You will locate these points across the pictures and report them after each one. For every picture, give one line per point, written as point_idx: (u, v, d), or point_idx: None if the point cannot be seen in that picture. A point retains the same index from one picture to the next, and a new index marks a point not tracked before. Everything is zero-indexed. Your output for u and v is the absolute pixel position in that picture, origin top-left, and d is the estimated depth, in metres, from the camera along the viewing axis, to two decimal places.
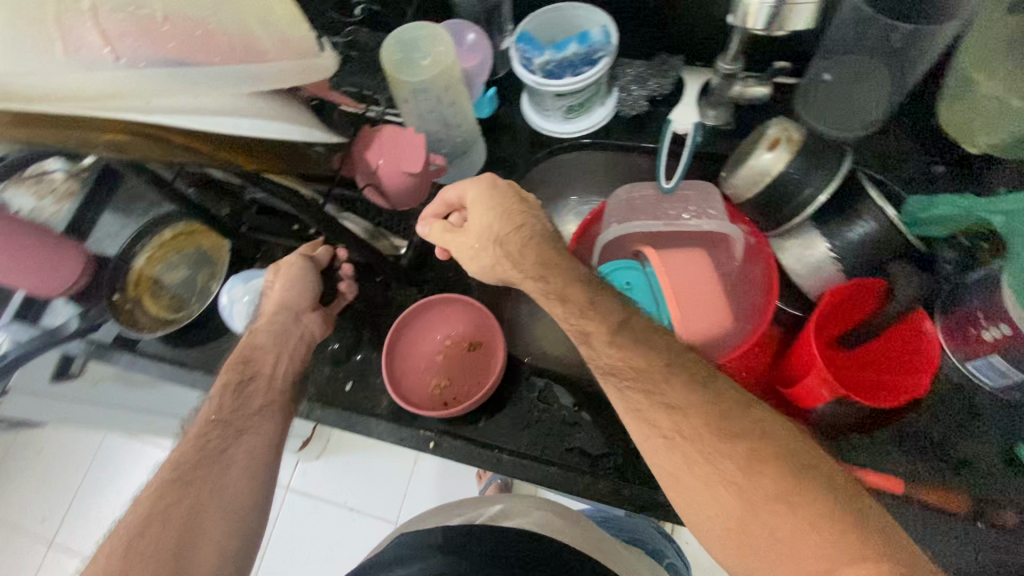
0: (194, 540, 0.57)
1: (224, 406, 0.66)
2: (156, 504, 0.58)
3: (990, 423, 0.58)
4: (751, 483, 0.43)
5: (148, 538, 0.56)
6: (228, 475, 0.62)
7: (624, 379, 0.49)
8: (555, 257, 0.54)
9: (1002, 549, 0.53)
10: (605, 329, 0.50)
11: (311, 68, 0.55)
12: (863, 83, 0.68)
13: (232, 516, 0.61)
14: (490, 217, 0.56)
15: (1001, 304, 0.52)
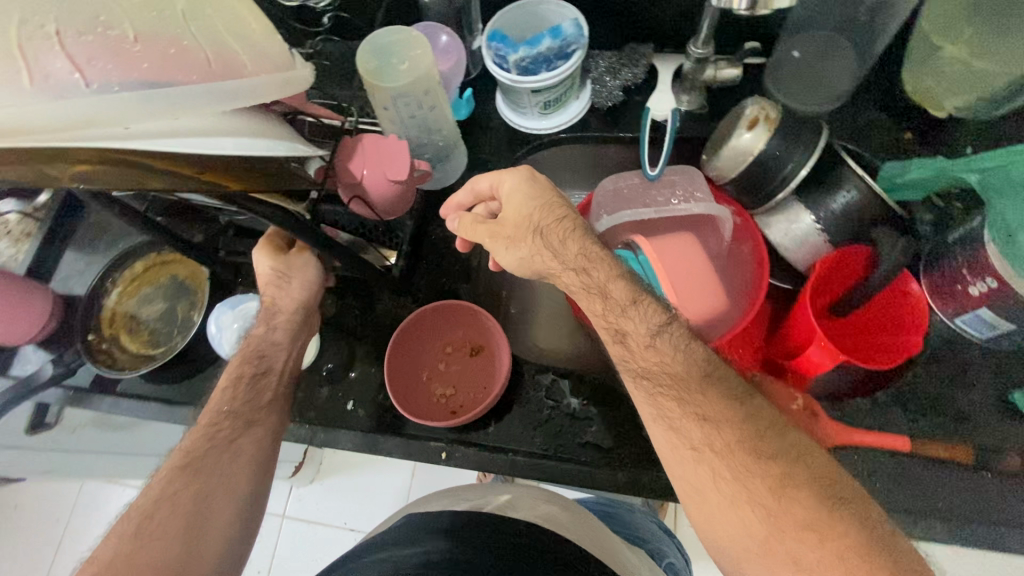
0: (204, 528, 0.54)
1: (237, 397, 0.61)
2: (164, 488, 0.54)
3: (982, 371, 0.62)
4: (784, 512, 0.43)
5: (156, 524, 0.52)
6: (239, 463, 0.59)
7: (661, 383, 0.50)
8: (591, 241, 0.54)
9: (1008, 490, 0.57)
10: (645, 332, 0.51)
11: (296, 80, 0.48)
12: (830, 59, 0.70)
13: (240, 509, 0.57)
14: (529, 208, 0.55)
15: (986, 259, 0.56)
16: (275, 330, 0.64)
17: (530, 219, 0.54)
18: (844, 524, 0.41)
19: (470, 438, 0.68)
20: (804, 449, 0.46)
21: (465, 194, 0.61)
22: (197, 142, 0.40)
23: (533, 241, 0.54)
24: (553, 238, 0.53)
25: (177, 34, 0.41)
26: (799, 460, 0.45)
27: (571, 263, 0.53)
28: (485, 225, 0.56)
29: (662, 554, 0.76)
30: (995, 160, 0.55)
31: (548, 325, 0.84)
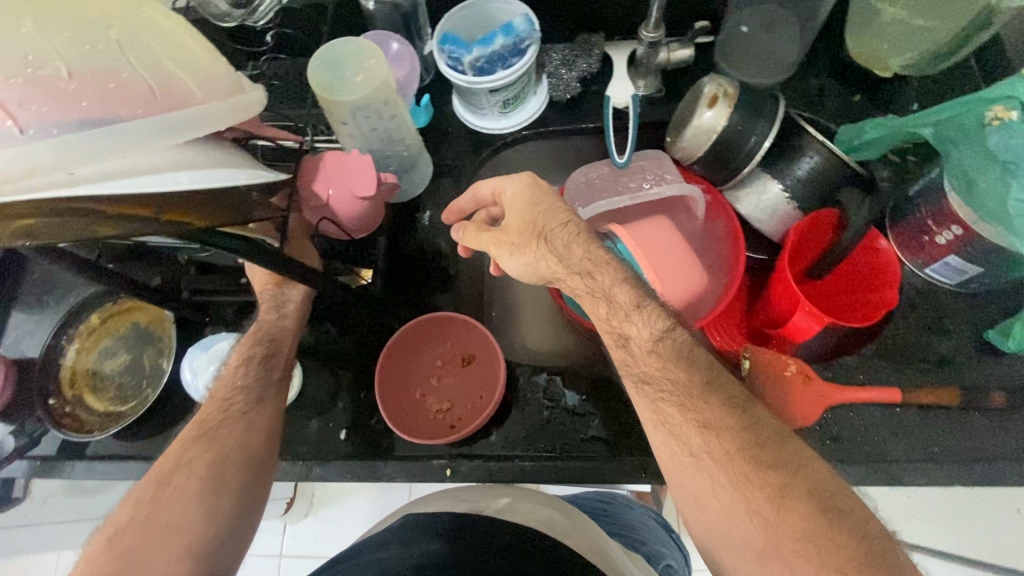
0: (217, 494, 0.53)
1: (248, 376, 0.59)
2: (181, 454, 0.54)
3: (957, 316, 0.64)
4: (782, 521, 0.42)
5: (171, 489, 0.52)
6: (252, 435, 0.57)
7: (659, 387, 0.49)
8: (571, 238, 0.52)
9: (992, 425, 0.59)
10: (646, 337, 0.50)
11: (243, 104, 0.44)
12: (774, 31, 0.73)
13: (254, 478, 0.56)
14: (532, 214, 0.54)
15: (949, 209, 0.57)
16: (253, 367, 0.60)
17: (536, 225, 0.54)
18: (841, 535, 0.41)
19: (472, 450, 0.66)
20: (806, 461, 0.45)
21: (469, 200, 0.63)
22: (151, 180, 0.37)
23: (539, 246, 0.53)
24: (560, 243, 0.52)
25: (116, 65, 0.38)
26: (799, 471, 0.44)
27: (577, 267, 0.52)
28: (490, 233, 0.57)
29: (660, 556, 0.74)
30: (938, 114, 0.56)
31: (534, 324, 0.84)
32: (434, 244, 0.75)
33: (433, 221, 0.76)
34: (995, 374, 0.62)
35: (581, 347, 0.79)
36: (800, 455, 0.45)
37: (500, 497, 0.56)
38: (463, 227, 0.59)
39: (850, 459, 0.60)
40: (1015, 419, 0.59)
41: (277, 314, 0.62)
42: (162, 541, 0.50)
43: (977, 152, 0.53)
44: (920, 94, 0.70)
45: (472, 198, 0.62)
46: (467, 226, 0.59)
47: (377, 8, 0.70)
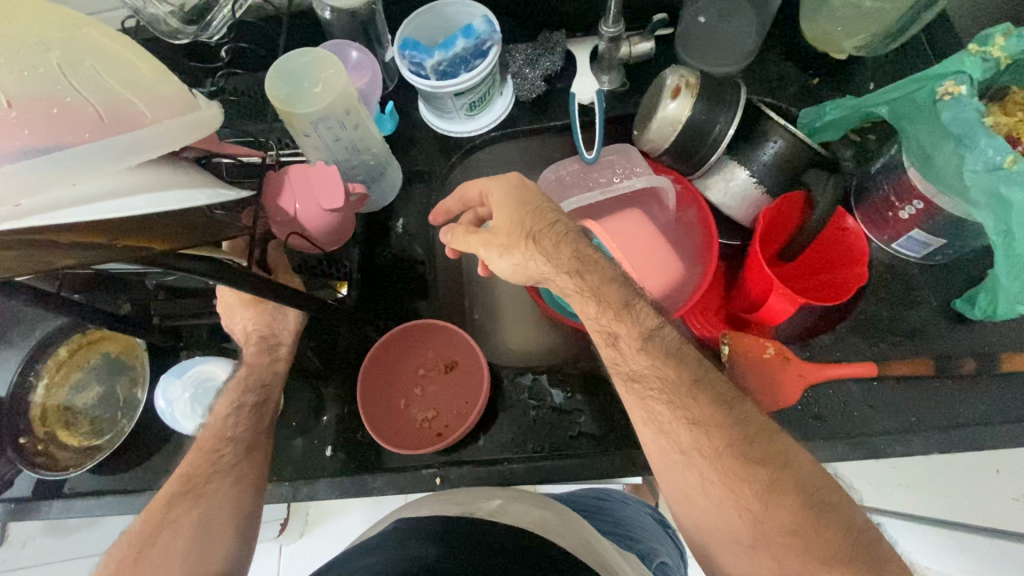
0: (203, 557, 0.51)
1: (240, 425, 0.57)
2: (165, 513, 0.53)
3: (926, 289, 0.66)
4: (770, 515, 0.43)
5: (156, 550, 0.51)
6: (241, 491, 0.55)
7: (648, 386, 0.49)
8: (545, 236, 0.52)
9: (966, 393, 0.61)
10: (634, 335, 0.49)
11: (200, 122, 0.43)
12: (730, 20, 0.74)
13: (240, 540, 0.54)
14: (520, 215, 0.54)
15: (909, 184, 0.59)
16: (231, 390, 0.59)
17: (523, 224, 0.53)
18: (826, 529, 0.42)
19: (461, 457, 0.66)
20: (791, 456, 0.45)
21: (455, 201, 0.62)
22: (107, 205, 0.36)
23: (526, 246, 0.52)
24: (547, 242, 0.52)
25: (58, 89, 0.37)
26: (784, 468, 0.44)
27: (564, 266, 0.51)
28: (479, 234, 0.56)
29: (654, 553, 0.73)
30: (897, 90, 0.57)
31: (516, 324, 0.83)
32: (409, 252, 0.74)
33: (406, 228, 0.75)
34: (966, 344, 0.63)
35: (565, 345, 0.79)
36: (785, 447, 0.46)
37: (491, 499, 0.55)
38: (452, 230, 0.59)
39: (831, 436, 0.61)
40: (986, 382, 0.61)
41: (270, 358, 0.59)
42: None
43: (933, 127, 0.53)
44: (875, 74, 0.72)
45: (460, 200, 0.62)
46: (456, 228, 0.59)
47: (333, 17, 0.69)
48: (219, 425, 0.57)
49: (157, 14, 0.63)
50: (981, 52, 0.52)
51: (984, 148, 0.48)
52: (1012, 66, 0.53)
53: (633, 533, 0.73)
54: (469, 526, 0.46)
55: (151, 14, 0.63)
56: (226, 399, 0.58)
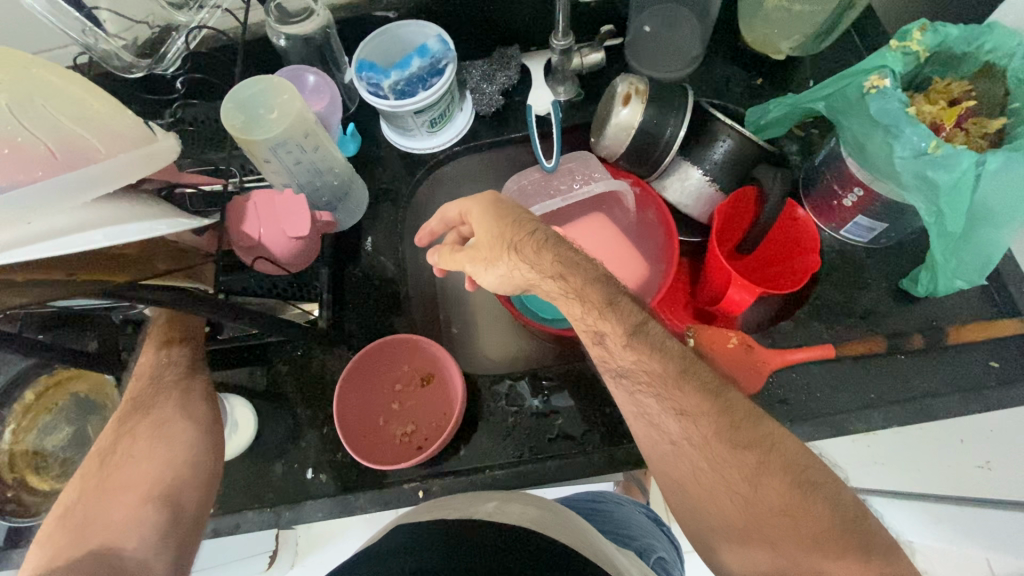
0: (169, 451, 0.55)
1: (176, 362, 0.59)
2: (122, 425, 0.55)
3: (875, 272, 0.69)
4: (759, 498, 0.45)
5: (120, 455, 0.54)
6: (192, 399, 0.58)
7: (637, 380, 0.51)
8: (510, 241, 0.54)
9: (921, 368, 0.64)
10: (620, 334, 0.50)
11: (155, 155, 0.43)
12: (676, 27, 0.78)
13: (203, 431, 0.57)
14: (500, 228, 0.55)
15: (850, 172, 0.62)
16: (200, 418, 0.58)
17: (501, 237, 0.55)
18: (815, 507, 0.43)
19: (443, 468, 0.67)
20: (778, 439, 0.47)
21: (436, 221, 0.64)
22: (64, 241, 0.36)
23: (509, 256, 0.54)
24: (527, 251, 0.53)
25: (9, 130, 0.38)
26: (773, 449, 0.46)
27: (548, 272, 0.53)
28: (463, 252, 0.59)
29: (651, 550, 0.75)
30: (832, 87, 0.61)
31: (491, 333, 0.85)
32: (380, 268, 0.75)
33: (375, 246, 0.75)
34: (918, 320, 0.66)
35: (543, 351, 0.81)
36: (772, 432, 0.47)
37: (488, 500, 0.54)
38: (439, 250, 0.63)
39: (800, 417, 0.64)
40: (932, 353, 0.64)
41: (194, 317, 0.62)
42: (120, 496, 0.52)
43: (864, 119, 0.57)
44: (814, 73, 0.76)
45: (441, 220, 0.64)
46: (442, 250, 0.62)
47: (288, 44, 0.71)
48: (150, 361, 0.58)
49: (109, 49, 0.64)
50: (902, 47, 0.57)
51: (910, 135, 0.52)
52: (931, 57, 0.58)
53: (630, 532, 0.75)
54: (450, 532, 0.47)
55: (103, 49, 0.64)
56: (188, 413, 0.57)
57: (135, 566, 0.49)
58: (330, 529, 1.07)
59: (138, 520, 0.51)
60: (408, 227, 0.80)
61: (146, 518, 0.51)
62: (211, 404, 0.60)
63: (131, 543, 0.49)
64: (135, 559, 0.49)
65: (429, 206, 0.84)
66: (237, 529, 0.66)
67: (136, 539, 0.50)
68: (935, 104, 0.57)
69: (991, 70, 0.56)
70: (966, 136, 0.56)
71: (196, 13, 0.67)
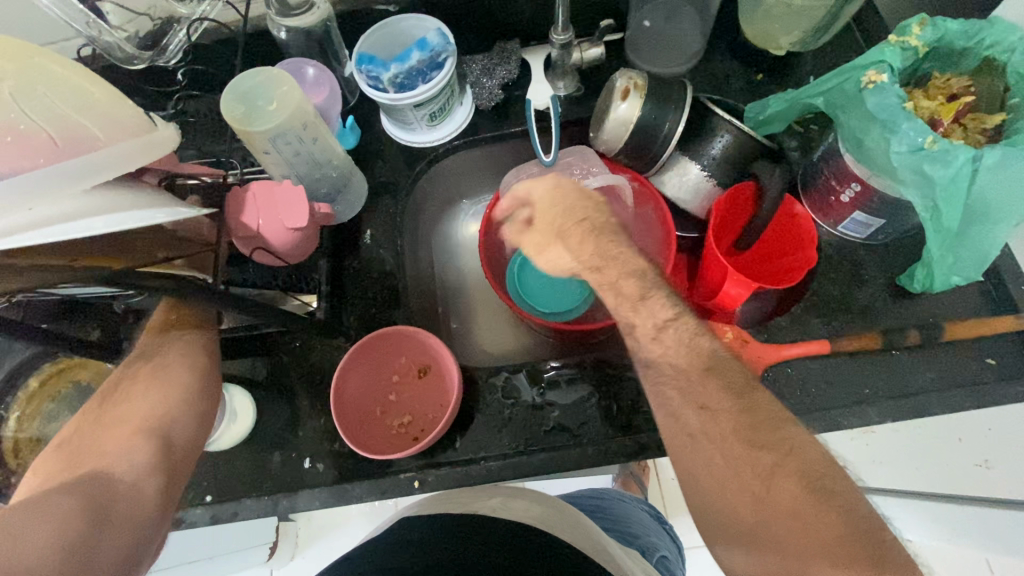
0: (164, 389, 0.56)
1: (184, 318, 0.61)
2: (125, 370, 0.57)
3: (873, 268, 0.69)
4: (772, 497, 0.45)
5: (120, 394, 0.55)
6: (193, 350, 0.60)
7: (662, 372, 0.53)
8: (568, 228, 0.59)
9: (919, 364, 0.64)
10: (651, 326, 0.54)
11: (152, 144, 0.44)
12: (675, 21, 0.79)
13: (200, 378, 0.58)
14: (553, 217, 0.61)
15: (847, 168, 0.62)
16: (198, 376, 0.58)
17: (554, 224, 0.61)
18: (829, 512, 0.42)
19: (439, 459, 0.67)
20: (796, 442, 0.46)
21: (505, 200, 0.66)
22: (64, 225, 0.37)
23: (557, 244, 0.61)
24: (573, 239, 0.59)
25: (11, 118, 0.38)
26: (791, 451, 0.46)
27: (587, 261, 0.59)
28: (524, 234, 0.64)
29: (654, 548, 0.75)
30: (829, 82, 0.61)
31: (491, 326, 0.85)
32: (379, 261, 0.75)
33: (375, 238, 0.76)
34: (916, 317, 0.66)
35: (541, 345, 0.81)
36: (791, 431, 0.47)
37: (490, 496, 0.55)
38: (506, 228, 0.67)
39: (796, 412, 0.64)
40: (928, 350, 0.64)
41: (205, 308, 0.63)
42: (113, 429, 0.52)
43: (861, 112, 0.57)
44: (813, 69, 0.75)
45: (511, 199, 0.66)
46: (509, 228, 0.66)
47: (289, 37, 0.71)
48: (162, 318, 0.61)
49: (112, 41, 0.65)
50: (900, 42, 0.56)
51: (907, 131, 0.52)
52: (930, 53, 0.58)
53: (632, 530, 0.75)
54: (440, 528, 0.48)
55: (107, 42, 0.65)
56: (188, 362, 0.58)
57: (124, 489, 0.49)
58: (334, 519, 1.09)
59: (129, 447, 0.51)
60: (407, 221, 0.80)
61: (137, 447, 0.51)
62: (210, 356, 0.61)
63: (122, 465, 0.50)
64: (125, 482, 0.49)
65: (429, 200, 0.85)
66: (235, 516, 0.67)
67: (126, 464, 0.50)
68: (934, 99, 0.57)
69: (992, 66, 0.56)
70: (964, 131, 0.56)
71: (197, 5, 0.68)
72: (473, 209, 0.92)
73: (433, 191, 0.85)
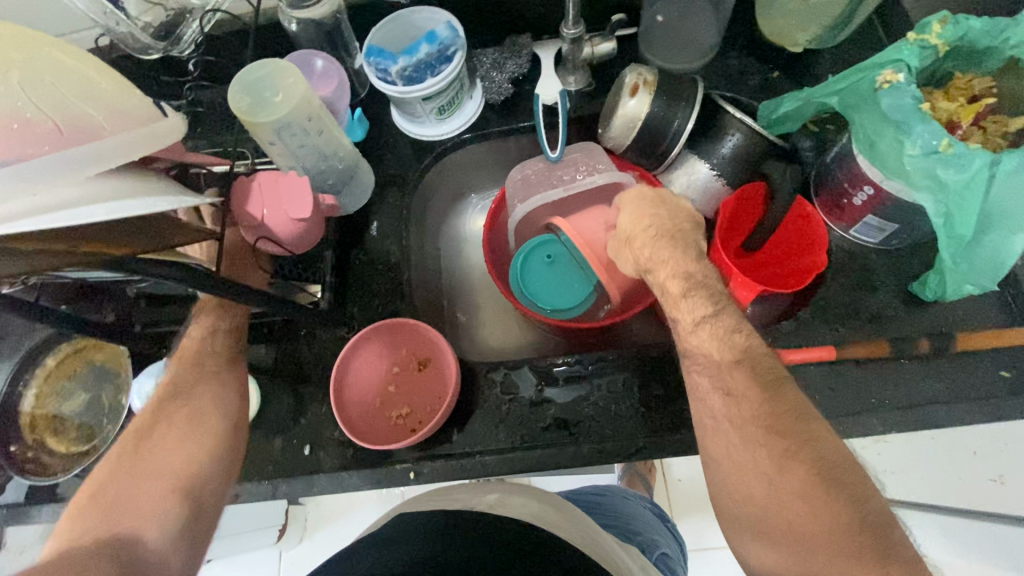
0: (197, 442, 0.55)
1: (218, 348, 0.61)
2: (158, 410, 0.57)
3: (886, 274, 0.67)
4: (784, 478, 0.44)
5: (153, 441, 0.55)
6: (225, 393, 0.59)
7: (696, 361, 0.53)
8: (634, 233, 0.60)
9: (931, 373, 0.62)
10: (688, 321, 0.53)
11: (157, 134, 0.45)
12: (690, 17, 0.75)
13: (231, 429, 0.58)
14: (635, 217, 0.61)
15: (860, 170, 0.60)
16: (229, 421, 0.58)
17: (626, 227, 0.62)
18: (838, 500, 0.42)
19: (436, 451, 0.68)
20: (816, 436, 0.46)
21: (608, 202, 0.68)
22: (66, 213, 0.38)
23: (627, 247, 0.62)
24: (636, 243, 0.60)
25: (17, 104, 0.39)
26: (808, 445, 0.45)
27: (643, 262, 0.60)
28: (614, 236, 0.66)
29: (655, 545, 0.75)
30: (845, 81, 0.59)
31: (495, 321, 0.86)
32: (385, 253, 0.76)
33: (381, 230, 0.76)
34: (928, 326, 0.64)
35: (544, 341, 0.81)
36: (809, 424, 0.46)
37: (488, 493, 0.55)
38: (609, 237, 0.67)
39: None
40: (939, 360, 0.62)
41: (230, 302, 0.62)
42: (146, 486, 0.52)
43: (876, 114, 0.55)
44: (831, 66, 0.73)
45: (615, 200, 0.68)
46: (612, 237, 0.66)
47: (299, 29, 0.72)
48: (197, 347, 0.60)
49: (129, 31, 0.66)
50: (919, 41, 0.54)
51: (921, 133, 0.50)
52: (952, 52, 0.55)
53: (632, 526, 0.75)
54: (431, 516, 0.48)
55: (124, 31, 0.66)
56: (220, 408, 0.58)
57: (154, 557, 0.49)
58: (343, 503, 1.11)
59: (162, 510, 0.51)
60: (414, 214, 0.81)
61: (169, 510, 0.51)
62: (241, 396, 0.61)
63: (153, 532, 0.50)
64: (155, 551, 0.49)
65: (437, 194, 0.85)
66: (237, 498, 0.69)
67: (157, 530, 0.50)
68: (955, 100, 0.55)
69: (1017, 66, 0.54)
70: (984, 133, 0.54)
71: None
72: (481, 204, 0.92)
73: (441, 185, 0.86)
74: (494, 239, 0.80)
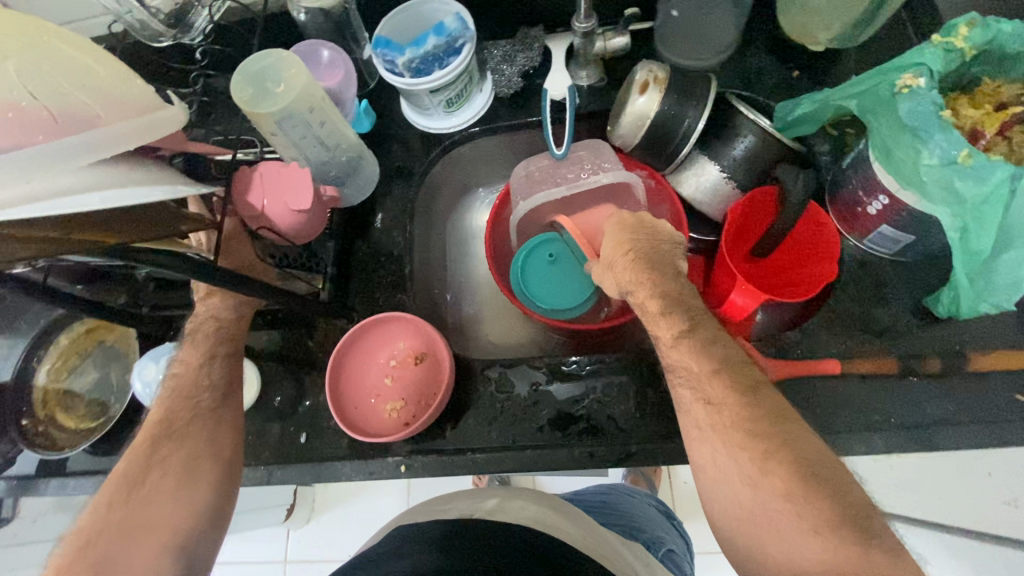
0: (192, 492, 0.54)
1: (213, 380, 0.59)
2: (152, 453, 0.54)
3: (900, 285, 0.64)
4: (764, 491, 0.43)
5: (146, 488, 0.53)
6: (220, 434, 0.58)
7: (675, 375, 0.51)
8: (621, 252, 0.59)
9: (942, 390, 0.59)
10: (667, 337, 0.52)
11: (156, 123, 0.45)
12: (708, 11, 0.72)
13: (226, 479, 0.57)
14: (621, 240, 0.60)
15: (876, 178, 0.57)
16: (223, 464, 0.57)
17: (614, 249, 0.61)
18: (822, 509, 0.40)
19: (429, 446, 0.68)
20: (803, 449, 0.44)
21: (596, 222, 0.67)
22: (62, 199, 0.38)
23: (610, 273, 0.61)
24: (619, 266, 0.59)
25: (14, 93, 0.39)
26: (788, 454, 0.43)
27: (625, 283, 0.58)
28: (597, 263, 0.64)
29: (662, 542, 0.75)
30: (864, 84, 0.57)
31: (497, 317, 0.85)
32: (388, 245, 0.76)
33: (385, 223, 0.76)
34: (942, 341, 0.62)
35: (545, 339, 0.80)
36: (794, 437, 0.44)
37: (487, 498, 0.55)
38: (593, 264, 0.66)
39: None
40: (951, 377, 0.60)
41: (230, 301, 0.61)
42: (139, 541, 0.50)
43: (893, 120, 0.52)
44: (854, 67, 0.70)
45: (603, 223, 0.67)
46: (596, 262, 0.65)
47: (308, 18, 0.72)
48: (193, 376, 0.59)
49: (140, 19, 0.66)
50: (944, 43, 0.51)
51: (940, 142, 0.47)
52: (980, 56, 0.52)
53: (637, 523, 0.74)
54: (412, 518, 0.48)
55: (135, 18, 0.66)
56: (214, 452, 0.57)
57: None
58: (351, 486, 1.13)
59: (156, 568, 0.49)
60: (420, 207, 0.80)
61: (163, 567, 0.49)
62: (234, 435, 0.59)
63: None
64: None
65: (444, 187, 0.85)
66: None
67: None
68: (980, 107, 0.52)
69: None
70: (1008, 145, 0.51)
71: None
72: (489, 198, 0.91)
73: (448, 179, 0.85)
74: (496, 236, 0.79)
